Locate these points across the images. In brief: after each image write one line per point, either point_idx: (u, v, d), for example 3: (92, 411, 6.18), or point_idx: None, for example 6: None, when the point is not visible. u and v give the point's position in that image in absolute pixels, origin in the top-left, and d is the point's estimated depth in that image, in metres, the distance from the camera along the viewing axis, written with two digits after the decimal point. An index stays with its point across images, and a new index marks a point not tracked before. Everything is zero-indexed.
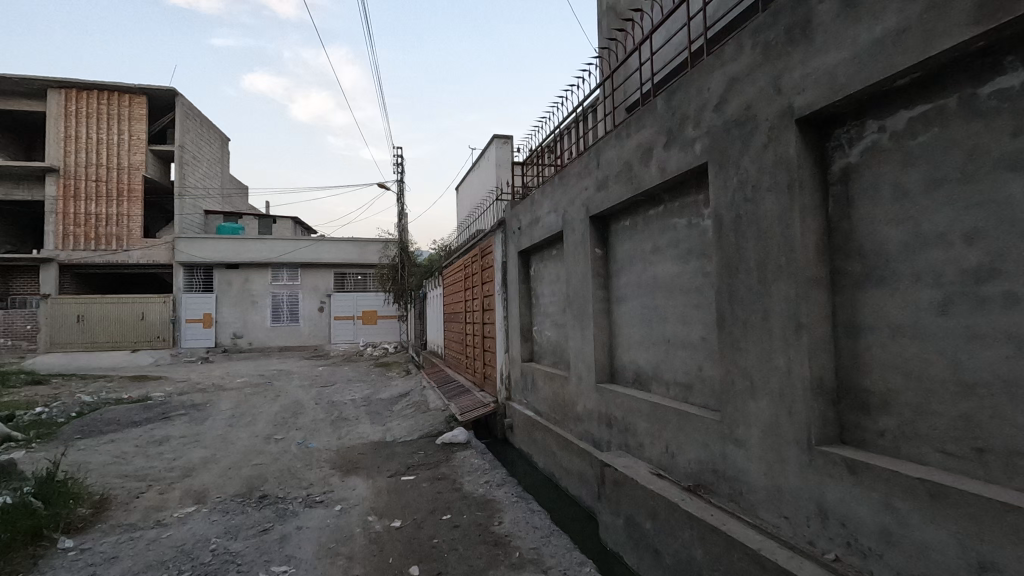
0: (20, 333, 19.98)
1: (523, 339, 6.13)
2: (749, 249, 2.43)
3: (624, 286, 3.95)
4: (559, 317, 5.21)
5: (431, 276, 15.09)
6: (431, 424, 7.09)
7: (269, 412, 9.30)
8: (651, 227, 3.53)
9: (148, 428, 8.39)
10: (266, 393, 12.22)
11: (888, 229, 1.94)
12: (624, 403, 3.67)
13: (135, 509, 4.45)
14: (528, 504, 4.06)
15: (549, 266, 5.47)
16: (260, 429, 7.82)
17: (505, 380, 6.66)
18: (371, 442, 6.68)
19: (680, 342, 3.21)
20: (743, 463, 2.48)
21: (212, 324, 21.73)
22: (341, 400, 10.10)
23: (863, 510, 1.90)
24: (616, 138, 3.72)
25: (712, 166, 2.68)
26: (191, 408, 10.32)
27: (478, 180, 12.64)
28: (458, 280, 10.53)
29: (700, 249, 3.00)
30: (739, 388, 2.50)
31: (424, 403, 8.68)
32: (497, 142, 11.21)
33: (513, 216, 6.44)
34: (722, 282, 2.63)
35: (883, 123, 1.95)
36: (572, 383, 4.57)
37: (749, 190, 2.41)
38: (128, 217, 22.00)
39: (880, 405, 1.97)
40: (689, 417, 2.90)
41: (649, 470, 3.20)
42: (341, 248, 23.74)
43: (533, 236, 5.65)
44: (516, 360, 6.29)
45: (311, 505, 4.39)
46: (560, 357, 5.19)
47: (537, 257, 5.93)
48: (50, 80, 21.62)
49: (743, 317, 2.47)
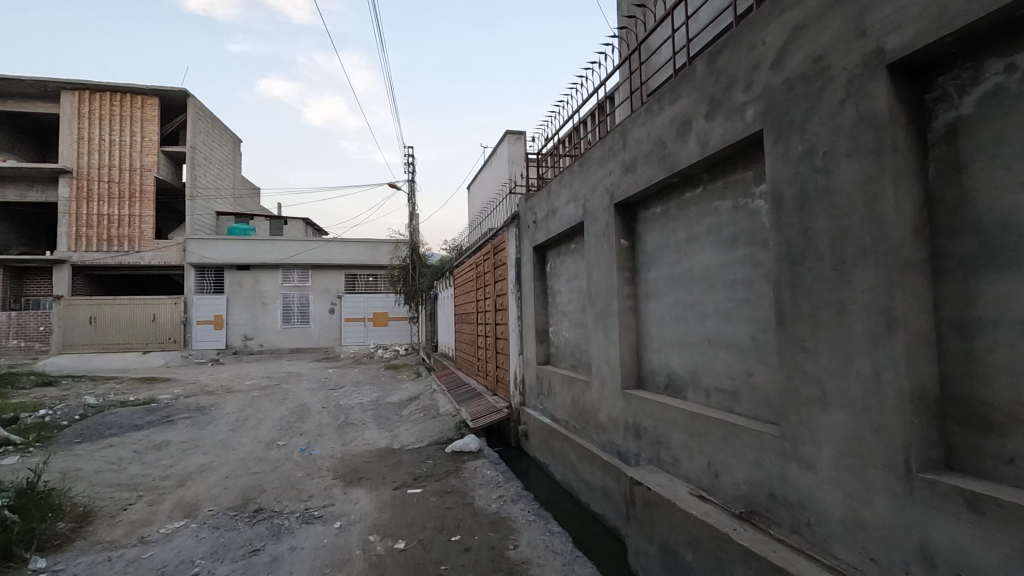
0: (33, 335, 20.13)
1: (539, 341, 5.73)
2: (819, 230, 2.01)
3: (653, 281, 3.53)
4: (579, 316, 4.80)
5: (442, 277, 14.74)
6: (441, 430, 6.71)
7: (274, 415, 8.98)
8: (686, 213, 3.13)
9: (150, 432, 8.11)
10: (273, 396, 11.93)
11: (1017, 197, 1.51)
12: (655, 411, 3.25)
13: (119, 524, 4.11)
14: (546, 524, 3.65)
15: (568, 261, 5.06)
16: (263, 434, 7.49)
17: (519, 384, 6.26)
18: (378, 450, 6.31)
19: (723, 343, 2.79)
20: (811, 489, 2.06)
21: (223, 325, 21.60)
22: (349, 403, 9.76)
23: (989, 559, 1.47)
24: (645, 114, 3.31)
25: (768, 134, 2.27)
26: (195, 411, 10.04)
27: (490, 177, 12.28)
28: (469, 279, 10.16)
29: (749, 236, 2.58)
30: (805, 399, 2.08)
31: (433, 407, 8.30)
32: (509, 138, 10.87)
33: (527, 210, 6.04)
34: (781, 272, 2.21)
35: (1011, 62, 1.53)
36: (594, 388, 4.16)
37: (819, 158, 1.99)
38: (140, 219, 21.95)
39: (1008, 423, 1.54)
40: (738, 431, 2.48)
41: (687, 490, 2.78)
42: (352, 249, 23.51)
43: (549, 229, 5.25)
44: (531, 363, 5.89)
45: (308, 522, 4.02)
46: (580, 360, 4.78)
47: (553, 253, 5.53)
48: (63, 82, 21.65)
49: (811, 312, 2.05)
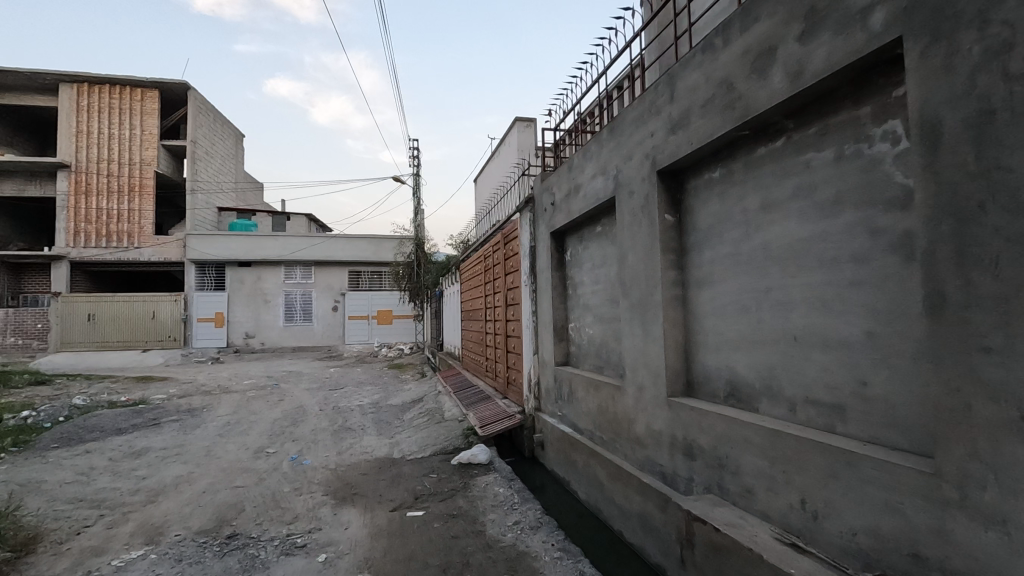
0: (31, 332, 19.52)
1: (557, 339, 5.07)
2: (1016, 169, 1.33)
3: (708, 265, 2.86)
4: (607, 311, 4.13)
5: (448, 273, 14.08)
6: (447, 437, 6.06)
7: (267, 419, 8.34)
8: (759, 175, 2.45)
9: (132, 437, 7.48)
10: (270, 397, 11.30)
11: None
12: (715, 427, 2.59)
13: (67, 554, 3.47)
14: (575, 562, 2.99)
15: (593, 246, 4.40)
16: (252, 440, 6.85)
17: (533, 388, 5.60)
18: (375, 460, 5.65)
19: (818, 339, 2.12)
20: (996, 557, 1.39)
21: (223, 323, 21.08)
22: (348, 405, 9.14)
23: None
24: (704, 53, 2.62)
25: (915, 42, 1.58)
26: (185, 413, 9.41)
27: (498, 167, 11.61)
28: (476, 273, 9.50)
29: (865, 194, 1.90)
30: (985, 422, 1.40)
31: (438, 411, 7.64)
32: (519, 125, 10.22)
33: (543, 192, 5.38)
34: (937, 236, 1.53)
35: None
36: (628, 394, 3.49)
37: (1020, 58, 1.32)
38: (139, 214, 21.41)
39: None
40: (855, 461, 1.81)
41: (772, 534, 2.12)
42: (356, 245, 22.88)
43: (570, 209, 4.58)
44: (547, 363, 5.23)
45: (288, 553, 3.36)
46: (608, 361, 4.11)
47: (574, 238, 4.87)
48: (61, 74, 21.14)
49: (999, 294, 1.37)
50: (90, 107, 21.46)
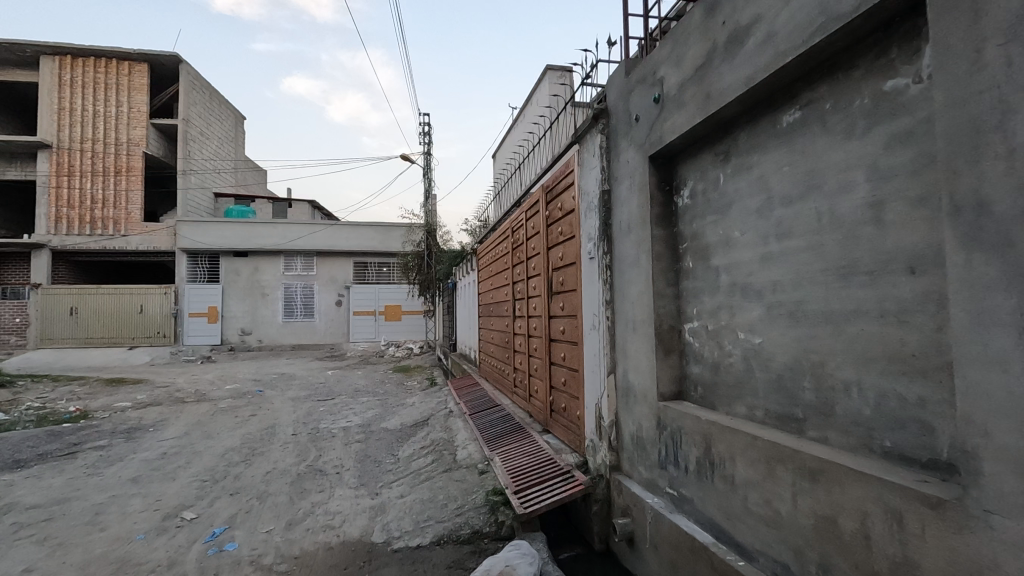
0: (8, 326, 17.55)
1: (665, 350, 2.76)
2: None
3: None
4: (826, 298, 1.83)
5: (462, 263, 11.82)
6: (462, 505, 3.76)
7: (217, 450, 6.09)
8: None
9: (14, 480, 5.23)
10: (243, 410, 9.10)
11: None
12: None
13: None
14: None
15: (774, 162, 2.09)
16: (172, 495, 4.57)
17: (607, 432, 3.28)
18: (343, 549, 3.37)
19: None
20: None
21: (217, 319, 19.02)
22: (334, 428, 6.92)
23: None
24: None
25: None
26: (122, 435, 7.20)
27: (520, 130, 9.33)
28: (500, 256, 7.25)
29: None
30: None
31: (451, 444, 5.39)
32: (550, 75, 7.93)
33: (632, 91, 3.05)
34: None
35: None
36: (999, 536, 1.18)
37: None
38: (126, 197, 19.39)
39: None
40: None
41: None
42: (362, 234, 20.68)
43: (716, 86, 2.24)
44: (641, 393, 2.91)
45: None
46: (834, 412, 1.80)
47: (704, 161, 2.57)
48: (41, 45, 19.20)
49: None
50: (73, 82, 19.48)
